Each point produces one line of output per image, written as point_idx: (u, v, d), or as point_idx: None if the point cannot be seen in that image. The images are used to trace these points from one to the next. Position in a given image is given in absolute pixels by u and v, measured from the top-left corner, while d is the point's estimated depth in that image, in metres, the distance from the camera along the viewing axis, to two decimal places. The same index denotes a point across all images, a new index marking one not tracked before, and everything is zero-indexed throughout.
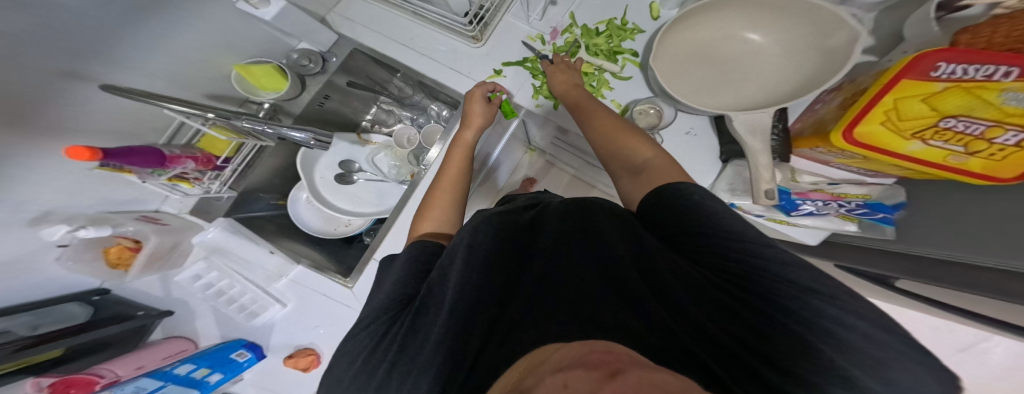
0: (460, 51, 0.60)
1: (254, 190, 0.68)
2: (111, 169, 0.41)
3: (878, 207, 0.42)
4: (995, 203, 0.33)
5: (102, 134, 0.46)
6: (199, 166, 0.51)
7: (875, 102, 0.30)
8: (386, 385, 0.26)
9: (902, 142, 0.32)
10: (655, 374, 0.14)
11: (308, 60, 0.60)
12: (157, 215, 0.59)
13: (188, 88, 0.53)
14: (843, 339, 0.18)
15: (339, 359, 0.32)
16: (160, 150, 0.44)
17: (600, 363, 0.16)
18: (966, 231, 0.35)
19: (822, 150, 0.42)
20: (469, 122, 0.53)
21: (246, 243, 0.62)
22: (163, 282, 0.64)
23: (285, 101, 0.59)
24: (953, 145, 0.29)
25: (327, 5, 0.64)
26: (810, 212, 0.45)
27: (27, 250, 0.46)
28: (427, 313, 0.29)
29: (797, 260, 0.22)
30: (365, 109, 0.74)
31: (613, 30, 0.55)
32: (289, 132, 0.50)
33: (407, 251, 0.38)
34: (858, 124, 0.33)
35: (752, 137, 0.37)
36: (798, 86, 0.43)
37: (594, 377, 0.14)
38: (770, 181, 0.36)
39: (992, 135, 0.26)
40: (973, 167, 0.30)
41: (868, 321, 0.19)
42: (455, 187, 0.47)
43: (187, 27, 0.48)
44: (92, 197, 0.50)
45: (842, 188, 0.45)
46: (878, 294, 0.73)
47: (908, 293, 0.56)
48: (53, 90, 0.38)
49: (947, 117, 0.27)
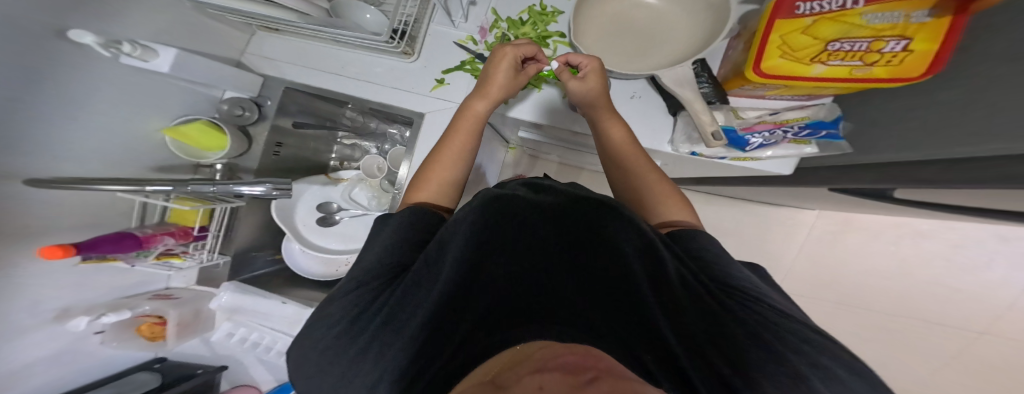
0: (399, 68, 0.60)
1: (249, 250, 0.71)
2: (97, 259, 0.45)
3: (821, 124, 0.42)
4: (966, 92, 0.30)
5: (92, 229, 0.50)
6: (180, 240, 0.52)
7: (768, 40, 0.37)
8: (371, 349, 0.31)
9: (806, 68, 0.37)
10: (625, 386, 0.19)
11: (241, 108, 0.61)
12: (169, 291, 0.66)
13: (133, 164, 0.53)
14: (828, 373, 0.24)
15: (325, 313, 0.36)
16: (133, 233, 0.47)
17: (579, 370, 0.21)
18: (922, 130, 0.34)
19: (748, 88, 0.44)
20: (487, 93, 0.49)
21: (258, 298, 0.65)
22: (204, 344, 0.74)
23: (236, 158, 0.62)
24: (851, 62, 0.35)
25: (238, 47, 0.64)
26: (761, 145, 0.45)
27: (68, 341, 0.53)
28: (417, 289, 0.32)
29: (801, 319, 0.29)
30: (326, 148, 0.80)
31: (535, 16, 0.54)
32: (241, 187, 0.47)
33: (403, 215, 0.42)
34: (763, 60, 0.38)
35: (679, 89, 0.42)
36: (702, 38, 0.45)
37: (569, 380, 0.19)
38: (712, 123, 0.42)
39: (878, 47, 0.33)
40: (880, 74, 0.34)
41: (847, 367, 0.25)
42: (454, 166, 0.49)
43: (108, 101, 0.46)
44: (101, 288, 0.55)
45: (783, 116, 0.45)
46: (866, 205, 0.72)
47: (897, 201, 0.55)
48: (17, 197, 0.38)
49: (831, 41, 0.34)
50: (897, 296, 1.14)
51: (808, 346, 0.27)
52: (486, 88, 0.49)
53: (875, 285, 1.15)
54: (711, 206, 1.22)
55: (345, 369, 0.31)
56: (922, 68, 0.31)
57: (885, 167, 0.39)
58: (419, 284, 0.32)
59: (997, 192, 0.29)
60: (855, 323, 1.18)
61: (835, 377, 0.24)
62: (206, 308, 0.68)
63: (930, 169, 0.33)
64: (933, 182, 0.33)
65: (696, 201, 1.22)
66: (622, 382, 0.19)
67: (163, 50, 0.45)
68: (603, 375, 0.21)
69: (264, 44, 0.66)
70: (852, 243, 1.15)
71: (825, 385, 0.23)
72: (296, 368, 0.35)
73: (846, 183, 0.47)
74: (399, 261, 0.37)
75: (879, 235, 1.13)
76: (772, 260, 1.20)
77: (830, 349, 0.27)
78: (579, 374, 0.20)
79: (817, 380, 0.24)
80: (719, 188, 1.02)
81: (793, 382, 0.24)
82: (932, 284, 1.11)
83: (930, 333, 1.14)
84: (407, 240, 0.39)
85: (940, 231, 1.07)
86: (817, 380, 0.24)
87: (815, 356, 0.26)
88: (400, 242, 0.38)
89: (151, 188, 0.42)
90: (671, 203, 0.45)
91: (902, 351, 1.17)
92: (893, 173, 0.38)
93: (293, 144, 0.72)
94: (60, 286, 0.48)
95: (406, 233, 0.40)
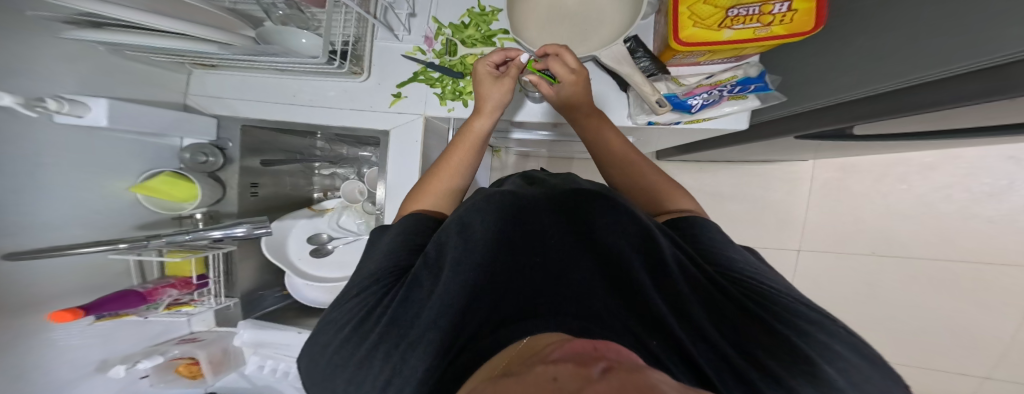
0: (352, 88, 0.62)
1: (254, 290, 0.76)
2: (110, 316, 0.51)
3: (748, 81, 0.44)
4: (931, 7, 0.27)
5: (94, 290, 0.54)
6: (182, 290, 0.58)
7: (678, 11, 0.39)
8: (370, 358, 0.29)
9: (717, 33, 0.39)
10: (650, 374, 0.11)
11: (203, 154, 0.66)
12: (195, 334, 0.70)
13: (108, 227, 0.56)
14: (834, 355, 0.23)
15: (325, 327, 0.35)
16: (136, 290, 0.52)
17: (588, 358, 0.14)
18: (869, 64, 0.33)
19: (680, 57, 0.45)
20: (482, 109, 0.48)
21: (274, 332, 0.68)
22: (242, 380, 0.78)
23: (216, 204, 0.68)
24: (752, 24, 0.38)
25: (180, 90, 0.67)
26: (704, 106, 0.47)
27: (116, 389, 0.59)
28: (417, 291, 0.30)
29: (820, 311, 0.27)
30: (305, 182, 0.88)
31: (476, 18, 0.58)
32: (230, 229, 0.53)
33: (404, 221, 0.41)
34: (680, 30, 0.39)
35: (619, 65, 0.45)
36: (631, 7, 0.44)
37: (582, 371, 0.12)
38: (654, 92, 0.45)
39: (767, 10, 0.37)
40: (779, 32, 0.37)
41: (868, 358, 0.24)
42: (456, 175, 0.48)
43: (60, 165, 0.49)
44: (131, 339, 0.60)
45: (717, 77, 0.47)
46: (869, 148, 0.67)
47: (889, 141, 0.51)
48: (12, 266, 0.43)
49: (730, 8, 0.37)
50: (929, 236, 1.06)
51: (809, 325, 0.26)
52: (480, 105, 0.48)
53: (899, 229, 1.08)
54: (707, 174, 1.18)
55: (350, 374, 0.29)
56: (812, 19, 0.36)
57: (846, 106, 0.37)
58: (417, 286, 0.31)
59: (956, 108, 0.27)
60: (892, 273, 1.10)
61: (842, 359, 0.23)
62: (232, 346, 0.71)
63: (901, 99, 0.31)
64: (905, 109, 0.30)
65: (690, 171, 1.18)
66: (650, 371, 0.12)
67: (93, 103, 0.47)
68: (620, 364, 0.13)
69: (204, 83, 0.67)
70: (861, 188, 1.09)
71: (830, 366, 0.23)
72: (308, 374, 0.34)
73: (810, 129, 0.45)
74: (397, 262, 0.36)
75: (885, 176, 1.07)
76: (782, 220, 1.15)
77: (851, 339, 0.25)
78: (590, 363, 0.13)
79: (823, 362, 0.23)
80: (707, 154, 0.98)
81: (803, 366, 0.23)
82: (958, 217, 1.04)
83: (975, 270, 1.05)
84: (404, 245, 0.38)
85: (944, 161, 1.02)
86: (822, 360, 0.23)
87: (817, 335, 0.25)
88: (397, 249, 0.37)
89: (123, 246, 0.49)
90: (668, 189, 0.44)
91: (949, 295, 1.07)
92: (860, 111, 0.35)
93: (269, 183, 0.79)
94: (87, 342, 0.53)
95: (404, 238, 0.39)
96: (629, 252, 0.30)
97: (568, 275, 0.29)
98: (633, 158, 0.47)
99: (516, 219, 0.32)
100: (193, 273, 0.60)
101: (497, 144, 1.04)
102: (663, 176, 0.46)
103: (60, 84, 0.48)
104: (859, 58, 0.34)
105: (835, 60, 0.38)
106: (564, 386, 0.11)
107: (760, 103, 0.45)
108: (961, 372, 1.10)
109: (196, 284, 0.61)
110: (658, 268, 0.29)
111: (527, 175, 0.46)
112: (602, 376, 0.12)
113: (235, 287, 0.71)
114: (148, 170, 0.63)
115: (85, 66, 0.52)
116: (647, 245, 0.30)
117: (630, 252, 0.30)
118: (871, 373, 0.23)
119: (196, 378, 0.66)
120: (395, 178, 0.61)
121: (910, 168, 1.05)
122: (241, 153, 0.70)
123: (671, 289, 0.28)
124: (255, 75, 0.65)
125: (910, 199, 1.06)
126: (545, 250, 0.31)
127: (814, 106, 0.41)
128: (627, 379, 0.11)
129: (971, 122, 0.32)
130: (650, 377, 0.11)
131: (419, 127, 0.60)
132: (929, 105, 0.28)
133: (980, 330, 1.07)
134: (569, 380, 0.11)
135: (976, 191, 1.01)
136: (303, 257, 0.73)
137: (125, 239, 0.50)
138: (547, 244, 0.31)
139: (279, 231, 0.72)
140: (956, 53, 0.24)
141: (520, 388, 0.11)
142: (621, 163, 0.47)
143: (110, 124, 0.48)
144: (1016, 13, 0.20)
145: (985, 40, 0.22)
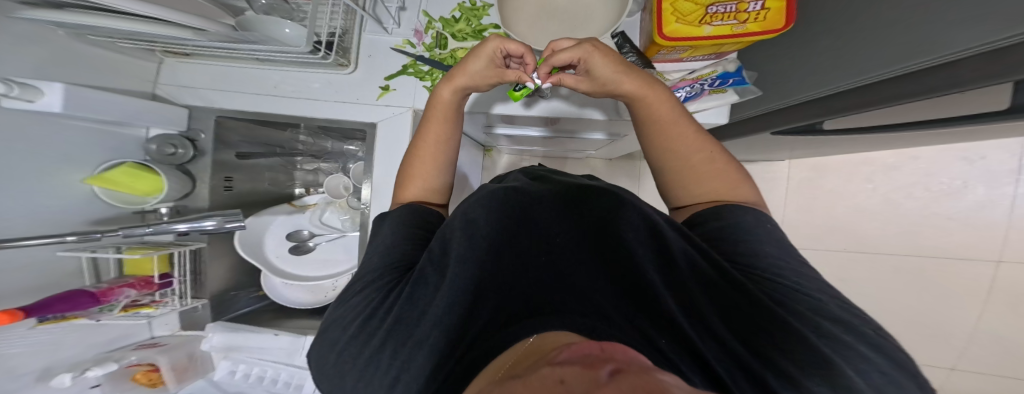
0: (337, 80, 0.61)
1: (226, 291, 0.73)
2: (55, 319, 0.45)
3: (728, 75, 0.47)
4: (890, 13, 0.30)
5: (46, 291, 0.50)
6: (141, 290, 0.54)
7: (661, 7, 0.42)
8: (377, 355, 0.28)
9: (698, 29, 0.41)
10: (660, 378, 0.11)
11: (172, 146, 0.62)
12: (156, 339, 0.65)
13: (62, 222, 0.52)
14: (858, 357, 0.22)
15: (328, 327, 0.34)
16: (87, 290, 0.48)
17: (596, 361, 0.14)
18: (835, 63, 0.36)
19: (664, 52, 0.47)
20: (452, 79, 0.44)
21: (250, 334, 0.65)
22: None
23: (184, 199, 0.64)
24: (729, 21, 0.40)
25: (149, 79, 0.64)
26: (687, 98, 0.50)
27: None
28: (421, 289, 0.30)
29: (834, 308, 0.26)
30: (285, 178, 0.85)
31: (466, 12, 0.58)
32: (200, 222, 0.50)
33: (404, 212, 0.40)
34: (664, 25, 0.41)
35: None
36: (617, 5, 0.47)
37: (590, 373, 0.12)
38: None
39: (744, 7, 0.39)
40: (755, 29, 0.40)
41: (884, 356, 0.23)
42: (441, 145, 0.46)
43: (11, 154, 0.44)
44: (87, 344, 0.56)
45: (699, 72, 0.50)
46: (842, 147, 0.71)
47: (860, 137, 0.53)
48: None
49: (709, 5, 0.40)
50: (893, 232, 1.14)
51: (826, 323, 0.25)
52: (452, 75, 0.45)
53: (868, 225, 1.16)
54: None
55: (355, 374, 0.28)
56: (783, 17, 0.39)
57: (818, 103, 0.40)
58: (422, 283, 0.30)
59: (917, 100, 0.29)
60: (863, 268, 1.17)
61: (868, 360, 0.22)
62: (198, 350, 0.66)
63: (863, 97, 0.33)
64: (870, 106, 0.33)
65: None
66: (660, 375, 0.12)
67: (48, 87, 0.43)
68: (628, 366, 0.14)
69: (176, 72, 0.64)
70: (832, 188, 1.17)
71: (855, 368, 0.22)
72: (317, 370, 0.32)
73: (784, 125, 0.47)
74: (402, 259, 0.35)
75: (854, 175, 1.15)
76: None
77: (861, 333, 0.24)
78: (599, 365, 0.14)
79: (843, 363, 0.22)
80: None
81: (819, 362, 0.22)
82: (918, 215, 1.12)
83: (937, 264, 1.12)
84: (407, 238, 0.37)
85: (904, 162, 1.11)
86: (843, 361, 0.22)
87: (838, 334, 0.24)
88: (401, 243, 0.36)
89: (72, 239, 0.45)
90: (708, 168, 0.39)
91: (914, 287, 1.15)
92: (831, 108, 0.38)
93: (245, 179, 0.76)
94: (34, 348, 0.48)
95: (408, 231, 0.38)
96: (638, 248, 0.29)
97: (575, 274, 0.29)
98: (676, 131, 0.41)
99: (520, 216, 0.32)
100: (155, 272, 0.56)
101: (490, 143, 1.04)
102: (715, 152, 0.40)
103: (16, 66, 0.44)
104: (827, 56, 0.37)
105: (802, 60, 0.41)
106: (573, 388, 0.10)
107: (739, 97, 0.49)
108: (933, 363, 1.16)
109: (157, 284, 0.57)
110: (666, 265, 0.28)
111: (530, 171, 0.45)
112: (611, 379, 0.11)
113: (204, 287, 0.67)
114: (105, 161, 0.58)
115: (43, 48, 0.48)
116: (652, 241, 0.29)
117: (638, 251, 0.29)
118: (898, 377, 0.21)
119: (156, 386, 0.59)
120: (383, 172, 0.60)
121: (876, 169, 1.13)
122: (213, 145, 0.66)
123: (679, 287, 0.27)
124: (234, 64, 0.62)
125: (876, 199, 1.15)
126: (552, 249, 0.30)
127: (787, 103, 0.44)
128: (636, 381, 0.10)
129: (936, 114, 0.34)
130: (661, 380, 0.11)
131: (409, 120, 0.59)
132: (889, 101, 0.31)
133: (946, 322, 1.14)
134: (578, 382, 0.11)
135: (934, 191, 1.10)
136: (281, 255, 0.71)
137: (75, 233, 0.46)
138: (554, 242, 0.31)
139: (256, 226, 0.69)
140: (910, 56, 0.27)
141: (526, 389, 0.11)
142: (670, 127, 0.41)
143: (65, 111, 0.45)
144: (979, 17, 0.21)
145: (937, 48, 0.24)
